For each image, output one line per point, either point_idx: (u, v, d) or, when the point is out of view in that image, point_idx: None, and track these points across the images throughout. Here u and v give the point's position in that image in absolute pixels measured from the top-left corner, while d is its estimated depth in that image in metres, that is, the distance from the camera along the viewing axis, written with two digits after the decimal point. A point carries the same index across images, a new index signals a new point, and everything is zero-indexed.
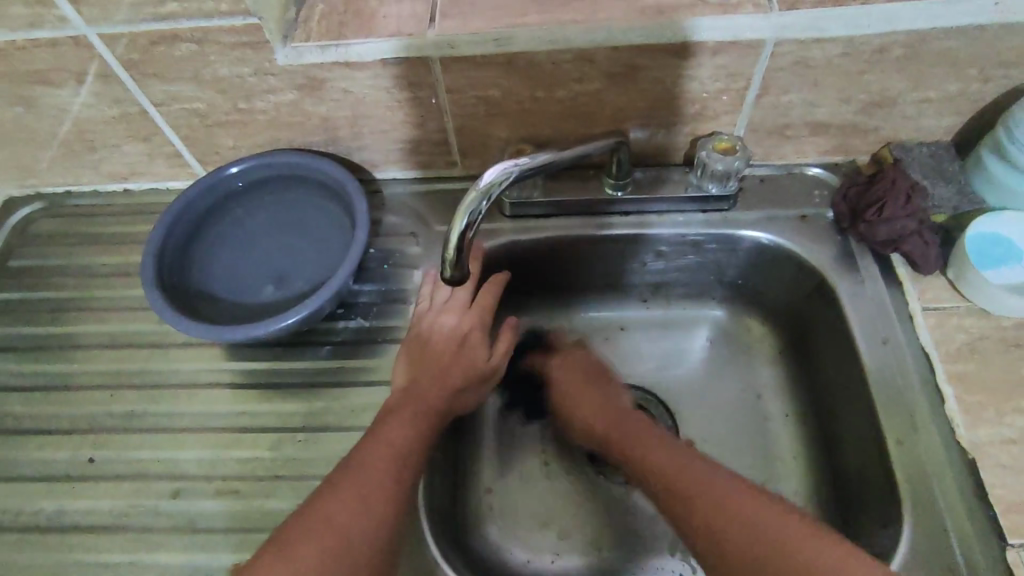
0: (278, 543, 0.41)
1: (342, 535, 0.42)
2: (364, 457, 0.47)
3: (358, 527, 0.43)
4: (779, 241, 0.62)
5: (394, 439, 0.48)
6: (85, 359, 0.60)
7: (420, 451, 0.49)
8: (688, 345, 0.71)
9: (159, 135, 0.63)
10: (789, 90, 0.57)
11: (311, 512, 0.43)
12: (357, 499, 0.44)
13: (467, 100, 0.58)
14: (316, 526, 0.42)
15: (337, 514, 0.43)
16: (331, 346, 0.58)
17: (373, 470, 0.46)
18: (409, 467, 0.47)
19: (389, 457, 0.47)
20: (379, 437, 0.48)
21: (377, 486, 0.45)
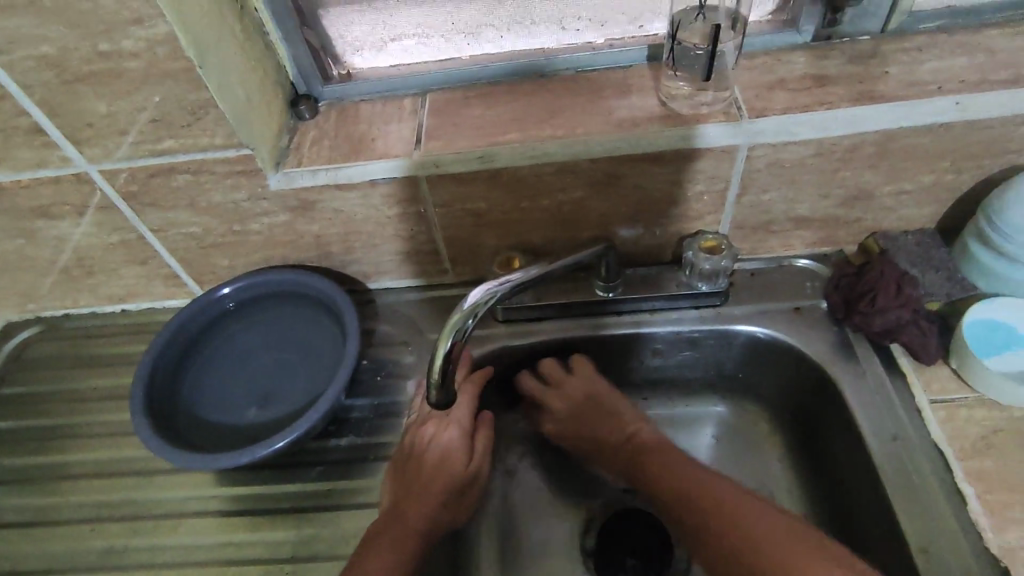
0: None
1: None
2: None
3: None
4: (775, 335, 0.61)
5: (371, 573, 0.46)
6: (70, 490, 0.58)
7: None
8: (694, 443, 0.68)
9: (156, 258, 0.65)
10: (768, 189, 0.58)
11: None
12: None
13: (455, 213, 0.60)
14: None
15: None
16: (322, 466, 0.56)
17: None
18: None
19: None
20: (357, 572, 0.46)
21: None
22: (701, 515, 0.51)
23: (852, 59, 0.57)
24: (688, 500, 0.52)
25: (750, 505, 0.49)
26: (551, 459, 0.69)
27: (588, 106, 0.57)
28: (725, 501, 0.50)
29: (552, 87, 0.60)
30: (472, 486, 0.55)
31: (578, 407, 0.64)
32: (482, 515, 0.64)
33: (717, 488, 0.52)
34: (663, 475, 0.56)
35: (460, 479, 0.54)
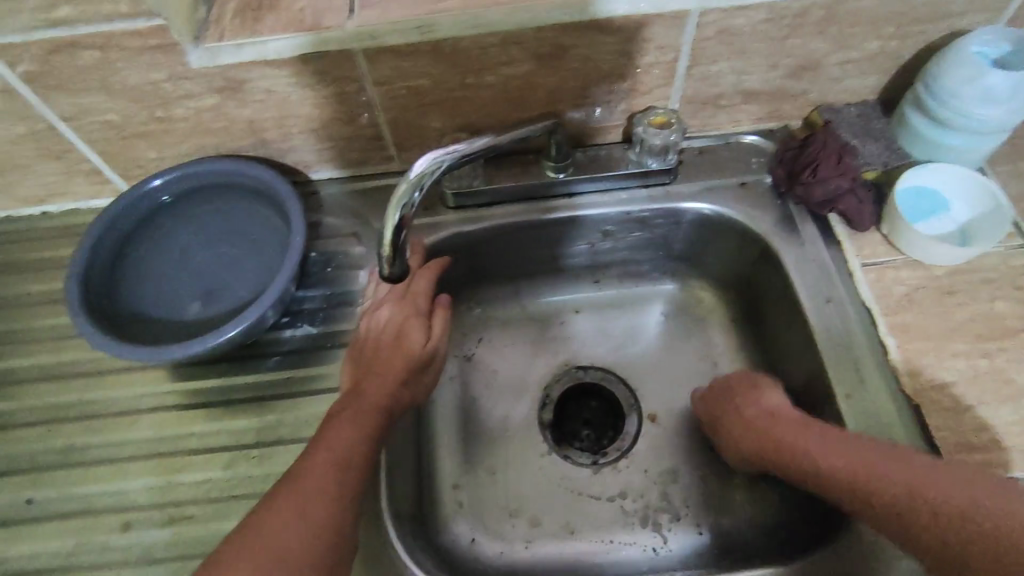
0: (210, 567, 0.39)
1: (280, 544, 0.40)
2: (304, 464, 0.45)
3: (296, 536, 0.41)
4: (721, 211, 0.63)
5: (335, 444, 0.46)
6: (14, 395, 0.57)
7: (366, 452, 0.47)
8: (644, 320, 0.71)
9: (73, 151, 0.60)
10: (718, 60, 0.57)
11: (247, 532, 0.41)
12: (291, 505, 0.42)
13: (398, 91, 0.57)
14: (255, 549, 0.40)
15: (276, 532, 0.41)
16: (278, 357, 0.56)
17: (314, 477, 0.44)
18: (354, 468, 0.45)
19: (329, 463, 0.45)
20: (321, 443, 0.46)
21: (315, 495, 0.43)
22: (879, 491, 0.44)
23: None
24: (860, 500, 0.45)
25: (890, 472, 0.44)
26: (507, 343, 0.71)
27: None
28: (879, 472, 0.45)
29: None
30: (428, 368, 0.57)
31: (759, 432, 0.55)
32: (441, 399, 0.67)
33: (852, 456, 0.46)
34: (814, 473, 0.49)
35: (418, 359, 0.56)
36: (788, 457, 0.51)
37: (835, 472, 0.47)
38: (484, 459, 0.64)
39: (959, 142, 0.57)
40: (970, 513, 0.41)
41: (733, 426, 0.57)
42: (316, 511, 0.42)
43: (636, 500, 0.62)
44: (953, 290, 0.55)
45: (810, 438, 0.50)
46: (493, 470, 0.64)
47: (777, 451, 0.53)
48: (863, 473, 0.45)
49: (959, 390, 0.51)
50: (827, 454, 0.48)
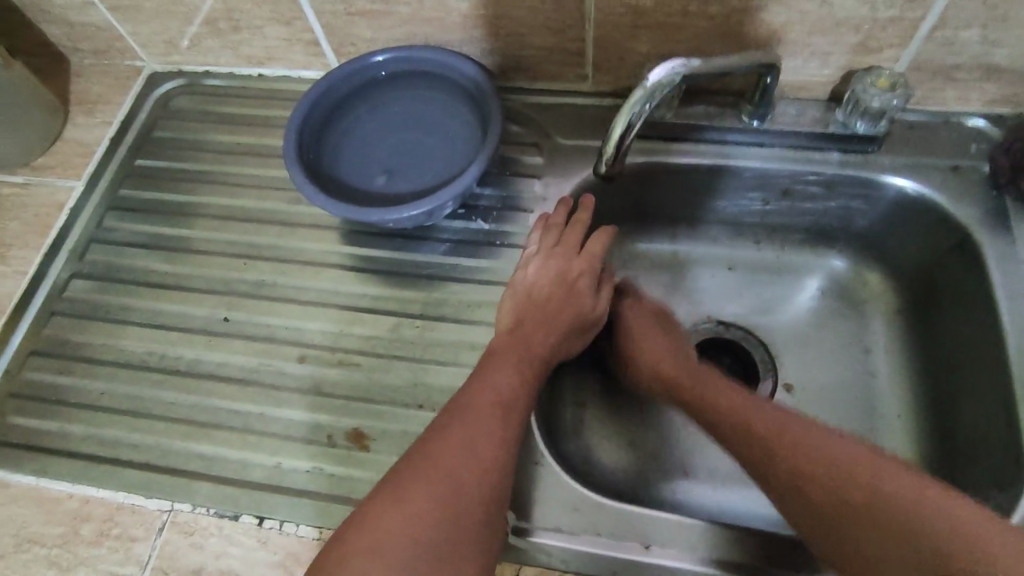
0: (392, 485, 0.40)
1: (452, 480, 0.40)
2: (469, 404, 0.45)
3: (467, 473, 0.41)
4: (924, 190, 0.59)
5: (500, 385, 0.46)
6: (221, 228, 0.64)
7: (527, 397, 0.47)
8: (798, 292, 0.69)
9: (301, 20, 0.64)
10: (970, 25, 0.52)
11: (421, 456, 0.41)
12: (465, 439, 0.42)
13: (617, 7, 0.56)
14: (430, 471, 0.40)
15: (448, 459, 0.41)
16: (449, 244, 0.60)
17: (483, 415, 0.44)
18: (518, 410, 0.45)
19: (496, 402, 0.45)
20: (487, 383, 0.46)
21: (485, 434, 0.43)
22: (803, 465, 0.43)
23: None
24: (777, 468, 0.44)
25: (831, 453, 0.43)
26: (654, 282, 0.71)
27: None
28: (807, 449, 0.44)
29: None
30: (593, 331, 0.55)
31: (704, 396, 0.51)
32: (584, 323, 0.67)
33: (778, 431, 0.46)
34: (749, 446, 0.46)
35: (586, 317, 0.54)
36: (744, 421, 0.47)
37: (767, 427, 0.46)
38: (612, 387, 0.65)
39: None
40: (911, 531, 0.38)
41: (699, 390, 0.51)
42: (487, 449, 0.42)
43: None
44: None
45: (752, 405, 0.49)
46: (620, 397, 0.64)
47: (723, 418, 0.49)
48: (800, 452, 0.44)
49: None
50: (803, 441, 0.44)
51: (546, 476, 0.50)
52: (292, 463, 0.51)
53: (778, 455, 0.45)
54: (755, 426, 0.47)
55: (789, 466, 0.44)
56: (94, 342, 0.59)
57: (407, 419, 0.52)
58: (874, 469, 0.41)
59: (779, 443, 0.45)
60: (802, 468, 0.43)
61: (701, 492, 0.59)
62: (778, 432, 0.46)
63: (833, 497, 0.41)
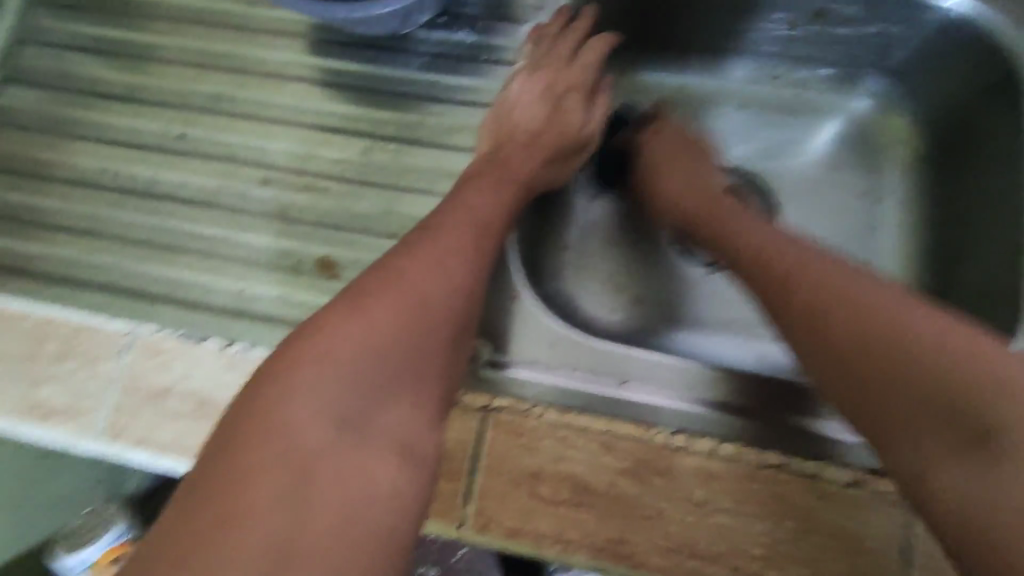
0: (351, 299, 0.37)
1: (415, 291, 0.37)
2: (442, 220, 0.41)
3: (432, 290, 0.38)
4: (979, 12, 0.50)
5: (475, 206, 0.42)
6: (169, 32, 0.56)
7: (504, 220, 0.43)
8: (814, 136, 0.63)
9: None
10: None
11: (385, 271, 0.38)
12: (434, 258, 0.39)
13: None
14: (393, 285, 0.37)
15: (414, 275, 0.38)
16: (428, 57, 0.53)
17: (454, 234, 0.40)
18: (493, 233, 0.42)
19: (471, 222, 0.41)
20: (461, 201, 0.43)
21: (453, 251, 0.40)
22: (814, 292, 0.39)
23: None
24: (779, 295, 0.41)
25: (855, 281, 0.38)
26: None
27: None
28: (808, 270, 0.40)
29: None
30: (582, 153, 0.51)
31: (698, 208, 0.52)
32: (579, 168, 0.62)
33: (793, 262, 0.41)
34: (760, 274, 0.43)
35: (573, 138, 0.49)
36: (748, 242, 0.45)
37: (784, 258, 0.42)
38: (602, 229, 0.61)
39: None
40: (909, 358, 0.34)
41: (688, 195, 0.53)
42: (455, 268, 0.39)
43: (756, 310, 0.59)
44: None
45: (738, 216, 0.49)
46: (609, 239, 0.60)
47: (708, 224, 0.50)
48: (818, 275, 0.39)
49: None
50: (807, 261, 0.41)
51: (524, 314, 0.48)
52: (259, 289, 0.49)
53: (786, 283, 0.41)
54: (769, 252, 0.43)
55: (802, 288, 0.39)
56: (41, 157, 0.54)
57: (380, 249, 0.49)
58: (891, 299, 0.37)
59: (793, 275, 0.40)
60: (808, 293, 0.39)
61: (716, 341, 0.58)
62: (797, 261, 0.41)
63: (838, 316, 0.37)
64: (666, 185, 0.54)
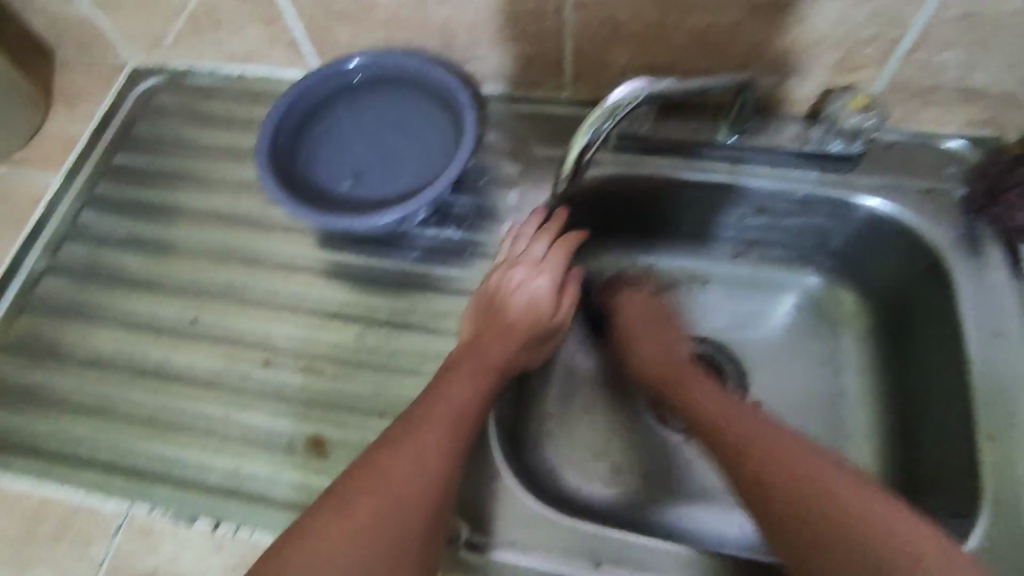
0: (335, 498, 0.40)
1: (396, 493, 0.41)
2: (423, 413, 0.45)
3: (409, 488, 0.41)
4: (896, 212, 0.58)
5: (453, 398, 0.46)
6: (195, 228, 0.64)
7: (479, 410, 0.47)
8: (774, 308, 0.69)
9: (282, 21, 0.64)
10: (948, 48, 0.52)
11: (367, 469, 0.41)
12: (413, 453, 0.42)
13: (593, 19, 0.56)
14: (373, 484, 0.41)
15: (393, 472, 0.41)
16: (420, 251, 0.60)
17: (432, 427, 0.44)
18: (469, 424, 0.46)
19: (448, 415, 0.45)
20: (441, 392, 0.47)
21: (432, 445, 0.43)
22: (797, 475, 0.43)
23: None
24: (760, 486, 0.44)
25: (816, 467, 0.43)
26: None
27: None
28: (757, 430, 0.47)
29: None
30: (553, 337, 0.56)
31: (666, 368, 0.57)
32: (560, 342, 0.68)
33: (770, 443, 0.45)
34: (766, 460, 0.44)
35: (545, 324, 0.55)
36: (721, 403, 0.51)
37: (730, 420, 0.49)
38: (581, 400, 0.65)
39: None
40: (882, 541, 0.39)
41: (643, 347, 0.60)
42: (433, 462, 0.43)
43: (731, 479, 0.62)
44: None
45: (702, 386, 0.54)
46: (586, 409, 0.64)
47: (665, 377, 0.56)
48: (790, 462, 0.44)
49: None
50: (750, 424, 0.47)
51: (503, 493, 0.50)
52: (251, 467, 0.52)
53: (768, 475, 0.44)
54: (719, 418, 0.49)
55: (797, 494, 0.42)
56: (65, 339, 0.59)
57: (369, 427, 0.52)
58: (818, 468, 0.43)
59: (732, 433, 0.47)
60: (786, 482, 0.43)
61: (703, 513, 0.60)
62: (742, 421, 0.48)
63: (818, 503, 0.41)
64: (642, 348, 0.59)
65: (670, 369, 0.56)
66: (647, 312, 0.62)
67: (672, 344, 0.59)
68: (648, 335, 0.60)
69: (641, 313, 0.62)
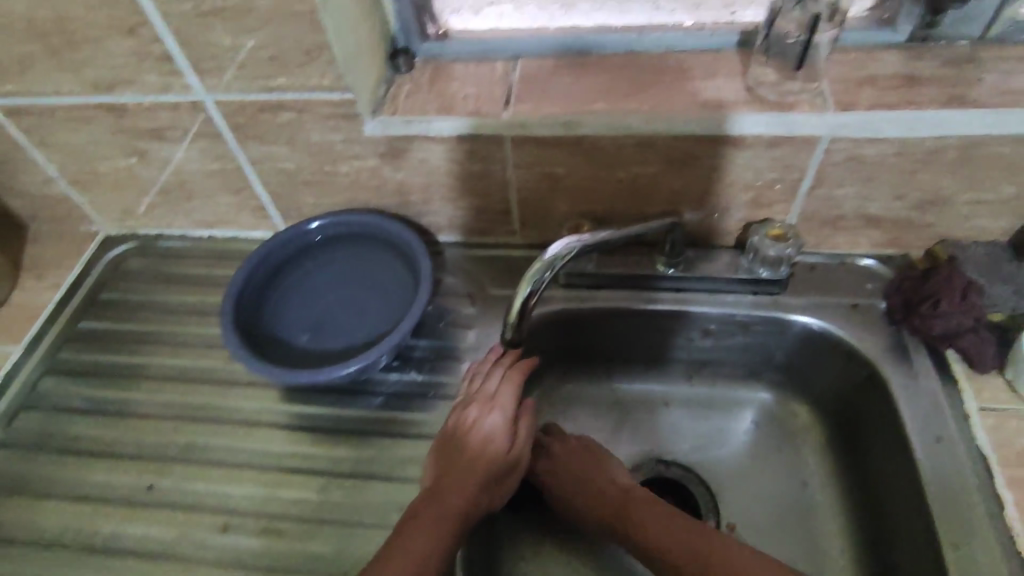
0: None
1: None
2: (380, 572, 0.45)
3: None
4: (828, 327, 0.63)
5: (413, 550, 0.47)
6: (156, 390, 0.64)
7: (441, 561, 0.47)
8: (734, 426, 0.70)
9: (249, 189, 0.69)
10: (843, 184, 0.59)
11: None
12: None
13: (533, 175, 0.62)
14: None
15: None
16: (383, 397, 0.61)
17: None
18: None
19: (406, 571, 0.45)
20: (400, 548, 0.47)
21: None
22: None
23: (947, 62, 0.57)
24: None
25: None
26: (594, 420, 0.72)
27: (673, 85, 0.59)
28: (739, 564, 0.49)
29: (640, 63, 0.62)
30: (508, 476, 0.56)
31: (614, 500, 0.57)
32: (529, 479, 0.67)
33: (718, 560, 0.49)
34: None
35: (499, 467, 0.55)
36: (707, 547, 0.50)
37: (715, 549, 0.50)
38: None
39: None
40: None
41: (576, 475, 0.60)
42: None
43: None
44: None
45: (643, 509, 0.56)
46: None
47: (610, 507, 0.57)
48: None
49: None
50: (727, 554, 0.49)
51: None
52: None
53: None
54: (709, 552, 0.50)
55: None
56: (10, 518, 0.57)
57: None
58: None
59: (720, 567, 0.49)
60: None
61: None
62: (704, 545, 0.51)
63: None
64: (587, 482, 0.59)
65: (617, 502, 0.57)
66: (577, 454, 0.61)
67: (614, 480, 0.59)
68: (570, 449, 0.62)
69: (568, 450, 0.62)
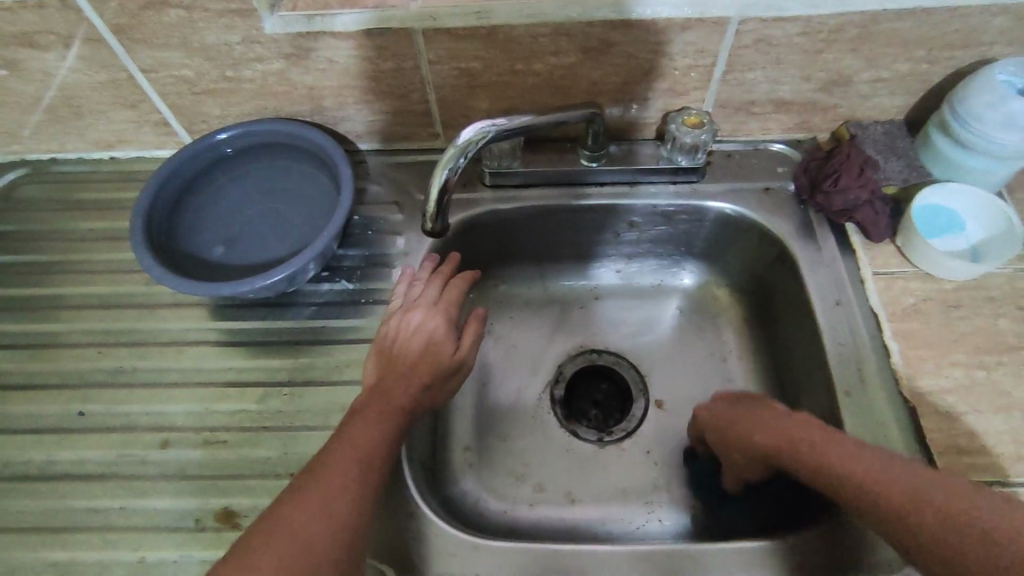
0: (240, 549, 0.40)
1: (304, 531, 0.41)
2: (328, 460, 0.46)
3: (316, 538, 0.41)
4: (742, 211, 0.66)
5: (358, 440, 0.48)
6: (71, 318, 0.61)
7: (386, 450, 0.49)
8: (660, 313, 0.74)
9: (147, 102, 0.65)
10: (753, 68, 0.60)
11: (271, 518, 0.42)
12: (320, 496, 0.43)
13: (450, 72, 0.60)
14: (277, 527, 0.41)
15: (294, 519, 0.42)
16: (315, 307, 0.61)
17: (338, 472, 0.45)
18: (374, 469, 0.47)
19: (356, 457, 0.47)
20: (346, 439, 0.48)
21: (338, 491, 0.44)
22: (853, 484, 0.42)
23: None
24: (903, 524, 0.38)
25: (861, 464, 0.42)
26: (530, 318, 0.74)
27: None
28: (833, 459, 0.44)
29: None
30: (455, 374, 0.59)
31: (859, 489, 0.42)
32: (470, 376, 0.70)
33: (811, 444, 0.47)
34: (855, 478, 0.42)
35: (445, 366, 0.57)
36: (830, 462, 0.44)
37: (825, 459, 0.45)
38: (496, 429, 0.68)
39: (980, 163, 0.59)
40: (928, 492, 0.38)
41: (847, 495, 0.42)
42: (338, 505, 0.43)
43: (644, 473, 0.65)
44: (958, 304, 0.58)
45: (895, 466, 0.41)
46: (504, 437, 0.67)
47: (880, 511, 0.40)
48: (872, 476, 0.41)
49: (954, 397, 0.53)
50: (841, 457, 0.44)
51: (426, 523, 0.52)
52: (160, 555, 0.50)
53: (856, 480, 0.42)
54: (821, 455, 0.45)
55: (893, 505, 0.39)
56: None
57: (276, 490, 0.52)
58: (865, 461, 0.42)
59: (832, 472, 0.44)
60: (848, 477, 0.42)
61: (629, 514, 0.63)
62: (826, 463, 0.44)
63: (813, 471, 0.45)
64: (858, 491, 0.42)
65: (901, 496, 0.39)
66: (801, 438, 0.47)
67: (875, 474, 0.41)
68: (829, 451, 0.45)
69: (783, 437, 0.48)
